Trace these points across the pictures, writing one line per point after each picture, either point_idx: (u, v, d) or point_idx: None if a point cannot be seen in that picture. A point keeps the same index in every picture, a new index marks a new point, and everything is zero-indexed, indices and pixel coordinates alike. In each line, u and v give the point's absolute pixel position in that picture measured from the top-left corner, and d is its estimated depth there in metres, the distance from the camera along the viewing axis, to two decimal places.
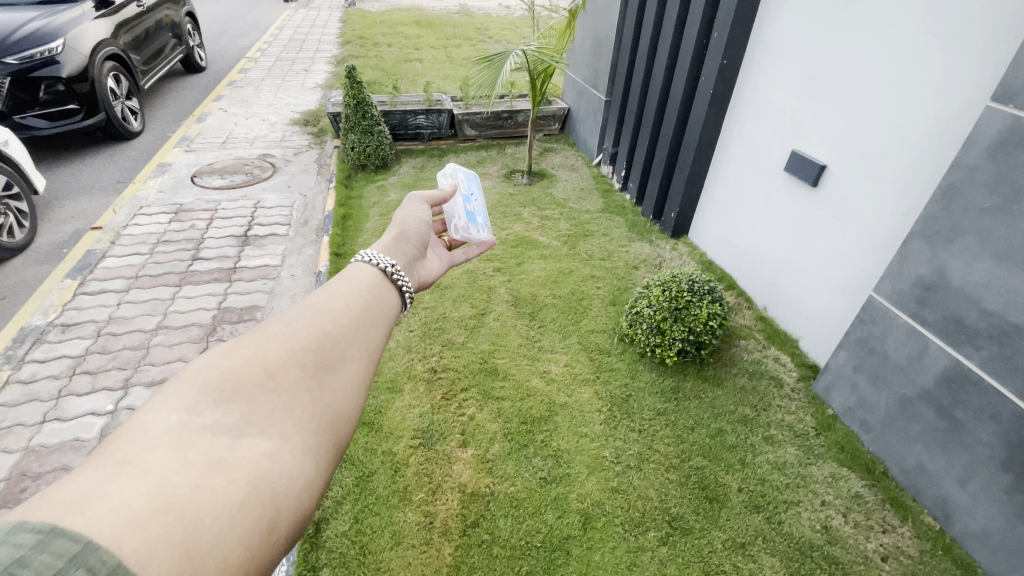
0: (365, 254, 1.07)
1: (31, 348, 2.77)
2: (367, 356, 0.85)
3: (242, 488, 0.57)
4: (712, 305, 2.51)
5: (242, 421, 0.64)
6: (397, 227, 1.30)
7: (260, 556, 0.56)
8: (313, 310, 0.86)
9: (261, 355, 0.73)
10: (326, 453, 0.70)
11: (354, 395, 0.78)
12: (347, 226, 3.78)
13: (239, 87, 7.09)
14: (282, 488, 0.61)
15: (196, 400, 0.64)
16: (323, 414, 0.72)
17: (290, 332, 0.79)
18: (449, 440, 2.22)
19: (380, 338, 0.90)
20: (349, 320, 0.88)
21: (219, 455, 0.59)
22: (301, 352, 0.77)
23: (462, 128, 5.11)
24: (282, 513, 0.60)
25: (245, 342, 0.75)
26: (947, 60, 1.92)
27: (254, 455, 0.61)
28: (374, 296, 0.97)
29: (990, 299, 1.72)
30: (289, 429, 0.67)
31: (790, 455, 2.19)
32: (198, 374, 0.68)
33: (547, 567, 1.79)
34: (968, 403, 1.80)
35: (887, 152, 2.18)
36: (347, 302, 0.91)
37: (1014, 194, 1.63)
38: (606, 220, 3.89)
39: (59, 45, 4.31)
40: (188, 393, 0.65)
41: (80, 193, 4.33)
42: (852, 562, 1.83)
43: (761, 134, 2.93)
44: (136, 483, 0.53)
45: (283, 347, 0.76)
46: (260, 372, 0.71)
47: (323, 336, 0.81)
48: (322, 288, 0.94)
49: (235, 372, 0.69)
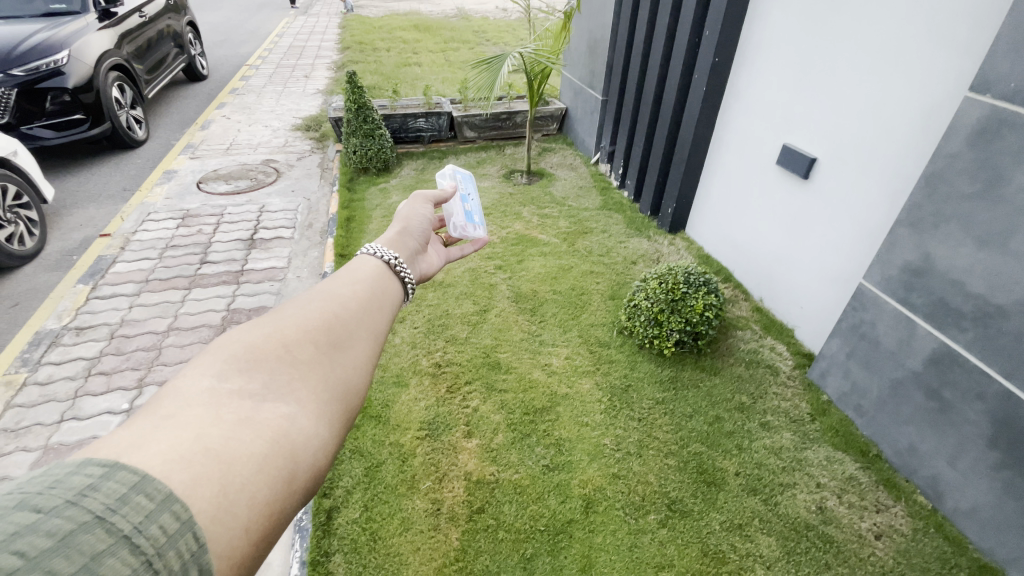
0: (370, 248, 1.12)
1: (47, 351, 2.85)
2: (374, 337, 0.90)
3: (266, 442, 0.64)
4: (707, 296, 2.58)
5: (264, 388, 0.70)
6: (401, 223, 1.35)
7: (281, 501, 0.63)
8: (324, 296, 0.91)
9: (278, 333, 0.79)
10: (339, 419, 0.75)
11: (363, 371, 0.83)
12: (350, 228, 3.87)
13: (241, 94, 7.19)
14: (301, 445, 0.67)
15: (225, 369, 0.70)
16: (336, 386, 0.78)
17: (304, 314, 0.84)
18: (454, 431, 2.29)
19: (385, 323, 0.95)
20: (358, 305, 0.93)
21: (246, 415, 0.65)
22: (313, 330, 0.82)
23: (461, 130, 5.19)
24: (301, 466, 0.66)
25: (267, 320, 0.81)
26: (928, 53, 1.98)
27: (275, 417, 0.67)
28: (380, 284, 1.02)
29: (973, 282, 1.78)
30: (305, 396, 0.73)
31: (786, 439, 2.26)
32: (225, 348, 0.74)
33: (551, 549, 1.86)
34: (955, 383, 1.86)
35: (875, 142, 2.24)
36: (356, 289, 0.96)
37: (993, 180, 1.69)
38: (604, 217, 3.96)
39: (65, 57, 4.41)
40: (218, 362, 0.71)
41: (88, 201, 4.42)
42: (846, 540, 1.89)
43: (754, 128, 2.99)
44: (178, 434, 0.60)
45: (298, 326, 0.81)
46: (278, 347, 0.76)
47: (333, 318, 0.86)
48: (332, 278, 0.99)
49: (257, 347, 0.75)
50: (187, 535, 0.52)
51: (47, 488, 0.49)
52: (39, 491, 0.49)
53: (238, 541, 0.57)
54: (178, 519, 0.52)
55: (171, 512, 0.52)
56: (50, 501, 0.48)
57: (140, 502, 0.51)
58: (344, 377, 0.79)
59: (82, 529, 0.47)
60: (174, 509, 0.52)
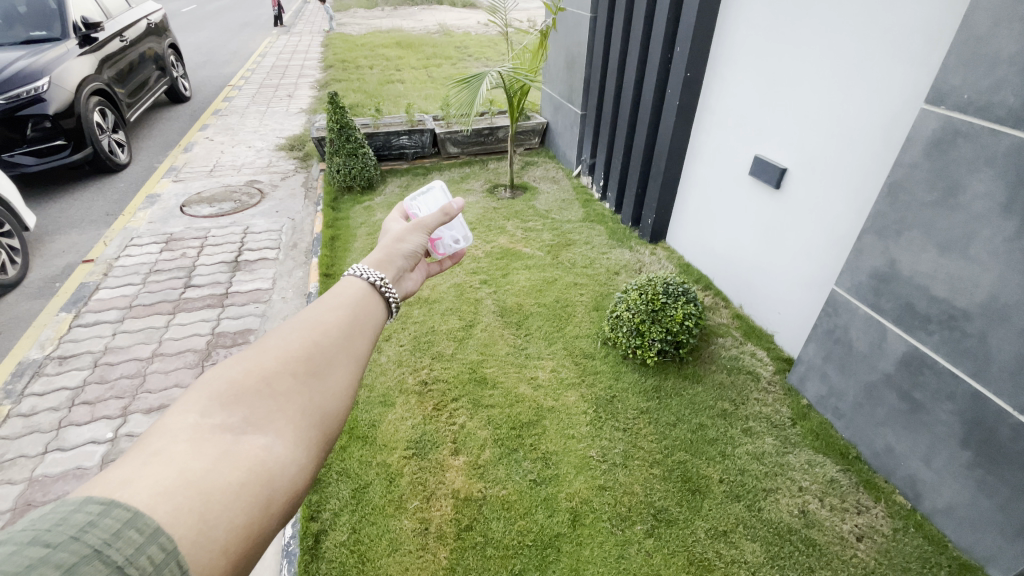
0: (357, 267, 1.07)
1: (30, 381, 2.82)
2: (358, 360, 0.88)
3: (243, 473, 0.66)
4: (687, 305, 2.63)
5: (243, 420, 0.71)
6: (392, 240, 1.29)
7: (258, 527, 0.65)
8: (308, 320, 0.88)
9: (259, 364, 0.78)
10: (317, 444, 0.76)
11: (344, 396, 0.83)
12: (335, 247, 3.88)
13: (224, 115, 7.20)
14: (278, 473, 0.69)
15: (207, 403, 0.71)
16: (315, 412, 0.78)
17: (286, 341, 0.83)
18: (442, 449, 2.30)
19: (369, 344, 0.93)
20: (342, 329, 0.90)
21: (225, 449, 0.67)
22: (294, 359, 0.80)
23: (444, 146, 5.24)
24: (278, 492, 0.68)
25: (251, 349, 0.81)
26: (886, 67, 2.06)
27: (253, 449, 0.69)
28: (367, 302, 0.99)
29: (937, 286, 1.84)
30: (283, 426, 0.74)
31: (768, 444, 2.30)
32: (208, 381, 0.75)
33: (539, 564, 1.87)
34: (926, 384, 1.92)
35: (842, 152, 2.32)
36: (341, 310, 0.93)
37: (951, 188, 1.76)
38: (587, 229, 4.01)
39: (45, 84, 4.41)
40: (201, 396, 0.72)
41: (70, 228, 4.39)
42: (829, 543, 1.92)
43: (729, 138, 3.06)
44: (161, 470, 0.62)
45: (279, 355, 0.80)
46: (258, 378, 0.76)
47: (315, 344, 0.84)
48: (318, 297, 0.96)
49: (238, 379, 0.75)
50: (172, 563, 0.54)
51: (53, 525, 0.51)
52: (47, 527, 0.51)
53: (218, 563, 0.60)
54: (164, 551, 0.54)
55: (158, 545, 0.54)
56: (56, 537, 0.50)
57: (131, 536, 0.53)
58: (325, 404, 0.80)
59: (84, 561, 0.49)
60: (161, 541, 0.55)
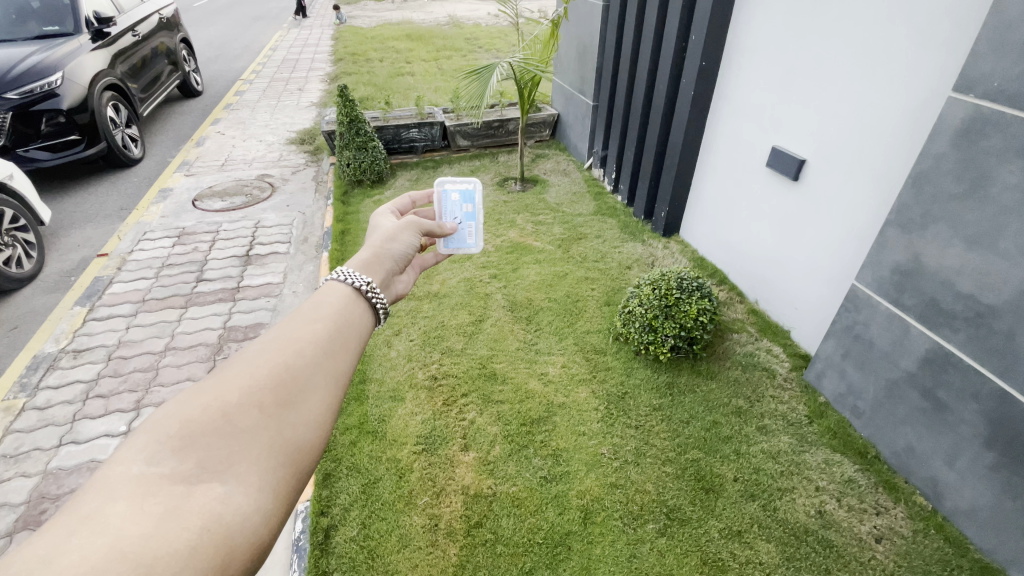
0: (341, 272, 1.07)
1: (45, 375, 2.86)
2: (333, 383, 0.88)
3: (193, 534, 0.64)
4: (701, 301, 2.58)
5: (199, 467, 0.70)
6: (381, 240, 1.28)
7: None
8: (280, 341, 0.87)
9: (219, 398, 0.76)
10: (283, 484, 0.75)
11: (315, 426, 0.82)
12: (345, 241, 3.88)
13: (235, 109, 7.23)
14: (235, 527, 0.68)
15: (157, 450, 0.69)
16: (281, 449, 0.77)
17: (252, 369, 0.82)
18: (451, 444, 2.29)
19: (349, 362, 0.92)
20: (317, 348, 0.89)
21: (175, 504, 0.65)
22: (259, 391, 0.79)
23: (454, 139, 5.21)
24: (236, 549, 0.67)
25: (211, 379, 0.79)
26: (912, 55, 1.98)
27: (207, 499, 0.67)
28: (347, 315, 0.99)
29: (963, 282, 1.78)
30: (244, 469, 0.72)
31: (784, 443, 2.25)
32: (161, 421, 0.73)
33: (549, 562, 1.85)
34: (950, 383, 1.85)
35: (864, 144, 2.24)
36: (317, 326, 0.93)
37: (979, 179, 1.69)
38: (598, 222, 3.96)
39: (58, 79, 4.44)
40: (151, 441, 0.70)
41: (85, 222, 4.44)
42: (847, 544, 1.88)
43: (744, 131, 2.99)
44: (97, 536, 0.60)
45: (243, 386, 0.79)
46: (218, 416, 0.74)
47: (285, 370, 0.84)
48: (293, 311, 0.95)
49: (194, 418, 0.73)
50: None
51: None
52: None
53: None
54: None
55: None
56: None
57: None
58: (293, 438, 0.79)
59: None
60: None
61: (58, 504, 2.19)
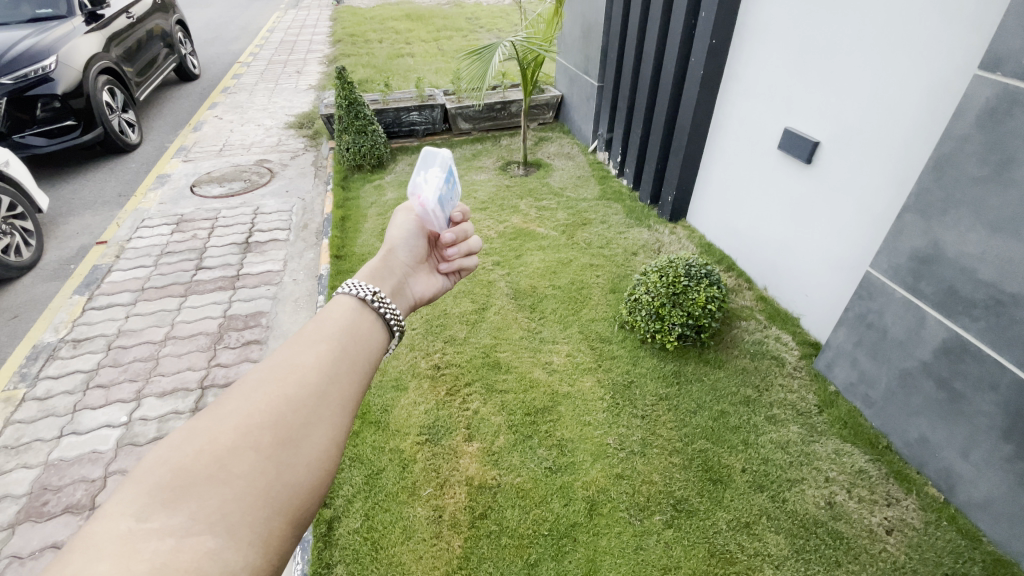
0: (348, 283, 1.07)
1: (45, 365, 2.84)
2: (339, 413, 0.85)
3: None
4: (709, 288, 2.51)
5: (190, 519, 0.66)
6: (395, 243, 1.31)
7: None
8: (280, 371, 0.85)
9: (213, 441, 0.73)
10: (279, 534, 0.72)
11: (318, 464, 0.79)
12: (346, 228, 3.81)
13: (233, 93, 7.09)
14: None
15: (147, 503, 0.66)
16: (280, 494, 0.73)
17: (250, 404, 0.79)
18: (455, 435, 2.25)
19: (356, 387, 0.90)
20: (320, 375, 0.87)
21: (161, 561, 0.62)
22: (257, 430, 0.76)
23: (455, 122, 5.10)
24: None
25: (206, 420, 0.76)
26: (933, 31, 1.89)
27: (196, 558, 0.64)
28: (356, 335, 0.98)
29: (985, 269, 1.71)
30: (237, 521, 0.68)
31: (793, 433, 2.21)
32: (152, 469, 0.70)
33: (555, 554, 1.83)
34: (967, 373, 1.80)
35: (880, 125, 2.16)
36: (323, 352, 0.91)
37: (1005, 162, 1.61)
38: (603, 207, 3.88)
39: (53, 63, 4.34)
40: (140, 493, 0.67)
41: (83, 209, 4.39)
42: (856, 536, 1.84)
43: (755, 113, 2.90)
44: None
45: (239, 425, 0.76)
46: (211, 461, 0.71)
47: (285, 404, 0.81)
48: (299, 332, 0.93)
49: (188, 463, 0.70)
50: None
51: None
52: None
53: None
54: None
55: None
56: None
57: None
58: (293, 479, 0.75)
59: None
60: None
61: (60, 495, 2.18)
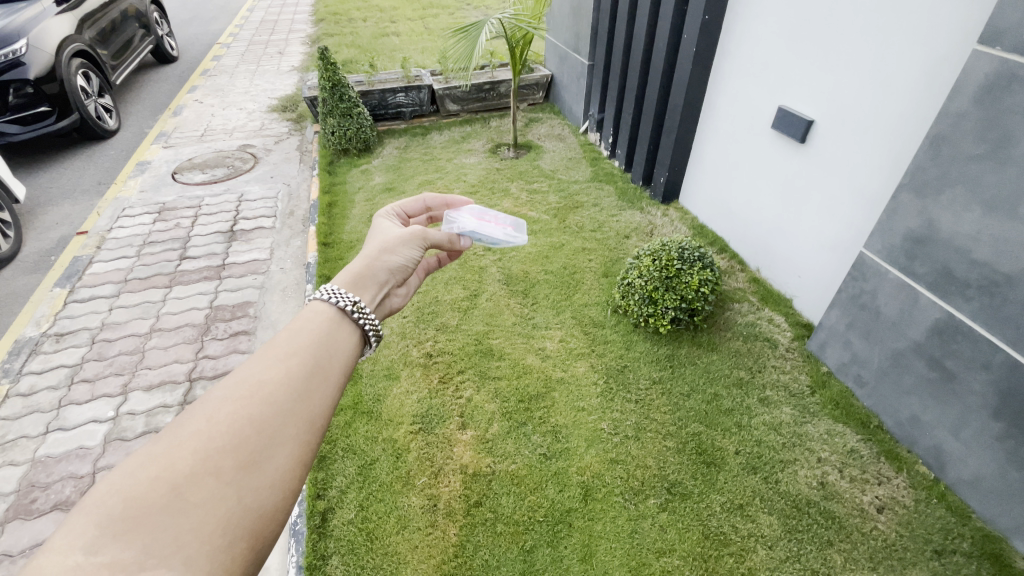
0: (326, 288, 1.05)
1: (27, 360, 2.77)
2: (306, 431, 0.84)
3: None
4: (703, 271, 2.48)
5: (144, 551, 0.65)
6: (379, 250, 1.27)
7: None
8: (244, 388, 0.82)
9: (170, 466, 0.71)
10: (240, 561, 0.71)
11: (283, 486, 0.78)
12: (333, 215, 3.73)
13: (213, 75, 6.88)
14: None
15: (97, 536, 0.64)
16: (241, 520, 0.72)
17: (211, 426, 0.76)
18: (449, 423, 2.24)
19: (325, 403, 0.88)
20: (287, 392, 0.85)
21: None
22: (218, 453, 0.74)
23: (443, 104, 4.99)
24: None
25: (163, 444, 0.73)
26: (933, 5, 1.83)
27: None
28: (326, 347, 0.96)
29: (980, 249, 1.70)
30: (195, 551, 0.67)
31: (785, 414, 2.22)
32: (102, 498, 0.67)
33: (550, 540, 1.84)
34: (958, 353, 1.80)
35: (876, 102, 2.12)
36: (290, 365, 0.88)
37: (1002, 140, 1.59)
38: (595, 189, 3.83)
39: (23, 46, 4.15)
40: (90, 525, 0.65)
41: (62, 199, 4.26)
42: (848, 515, 1.86)
43: (748, 92, 2.84)
44: None
45: (199, 448, 0.74)
46: (168, 489, 0.69)
47: (249, 423, 0.79)
48: (267, 344, 0.91)
49: (143, 491, 0.68)
50: None
51: None
52: None
53: None
54: None
55: None
56: None
57: None
58: (255, 504, 0.74)
59: None
60: None
61: (49, 492, 2.14)
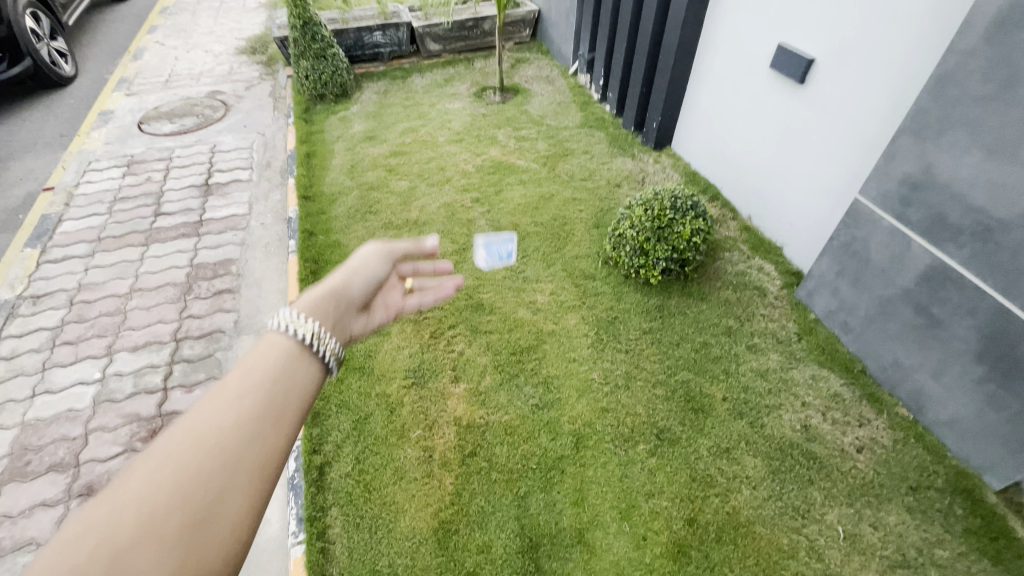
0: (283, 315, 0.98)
1: (5, 323, 2.70)
2: (260, 481, 0.79)
3: None
4: (696, 221, 2.43)
5: None
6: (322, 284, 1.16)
7: None
8: (189, 440, 0.77)
9: (106, 540, 0.66)
10: None
11: (235, 545, 0.74)
12: (313, 166, 3.57)
13: (173, 13, 6.36)
14: None
15: None
16: None
17: (152, 486, 0.72)
18: (441, 377, 2.25)
19: (280, 446, 0.84)
20: (236, 440, 0.80)
21: None
22: (161, 518, 0.69)
23: (423, 43, 4.69)
24: None
25: (99, 512, 0.68)
26: None
27: None
28: (281, 383, 0.91)
29: (976, 195, 1.67)
30: None
31: (772, 361, 2.26)
32: None
33: (544, 485, 1.90)
34: (946, 300, 1.82)
35: (881, 38, 2.01)
36: (241, 409, 0.83)
37: (1010, 79, 1.52)
38: (586, 135, 3.69)
39: None
40: None
41: (22, 153, 4.01)
42: (829, 456, 1.94)
43: (747, 27, 2.69)
44: None
45: (139, 514, 0.69)
46: (104, 566, 0.64)
47: (194, 480, 0.74)
48: (214, 385, 0.86)
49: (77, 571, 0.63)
50: None
51: None
52: None
53: None
54: None
55: None
56: None
57: None
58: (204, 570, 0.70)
59: None
60: None
61: (42, 455, 2.14)
